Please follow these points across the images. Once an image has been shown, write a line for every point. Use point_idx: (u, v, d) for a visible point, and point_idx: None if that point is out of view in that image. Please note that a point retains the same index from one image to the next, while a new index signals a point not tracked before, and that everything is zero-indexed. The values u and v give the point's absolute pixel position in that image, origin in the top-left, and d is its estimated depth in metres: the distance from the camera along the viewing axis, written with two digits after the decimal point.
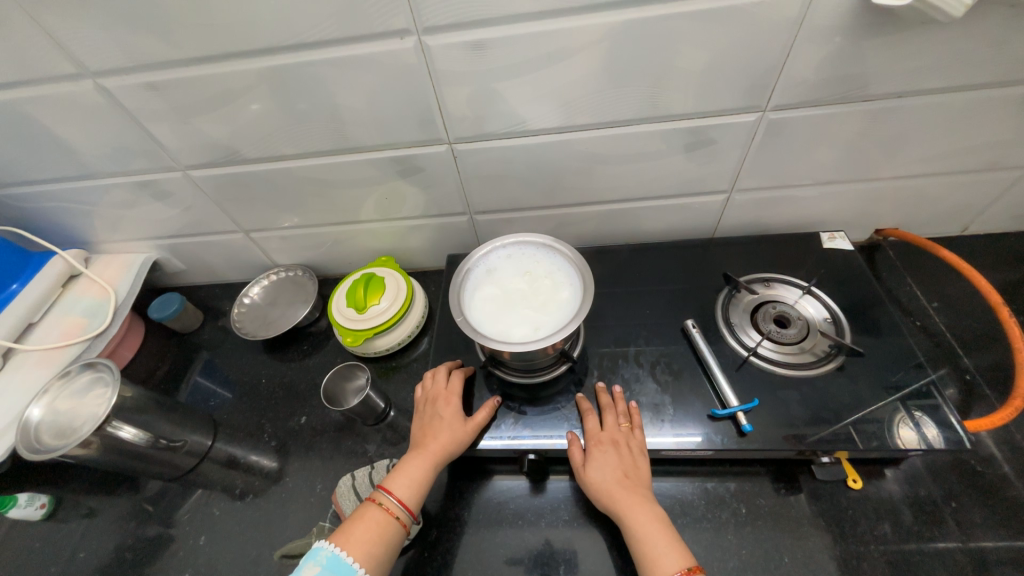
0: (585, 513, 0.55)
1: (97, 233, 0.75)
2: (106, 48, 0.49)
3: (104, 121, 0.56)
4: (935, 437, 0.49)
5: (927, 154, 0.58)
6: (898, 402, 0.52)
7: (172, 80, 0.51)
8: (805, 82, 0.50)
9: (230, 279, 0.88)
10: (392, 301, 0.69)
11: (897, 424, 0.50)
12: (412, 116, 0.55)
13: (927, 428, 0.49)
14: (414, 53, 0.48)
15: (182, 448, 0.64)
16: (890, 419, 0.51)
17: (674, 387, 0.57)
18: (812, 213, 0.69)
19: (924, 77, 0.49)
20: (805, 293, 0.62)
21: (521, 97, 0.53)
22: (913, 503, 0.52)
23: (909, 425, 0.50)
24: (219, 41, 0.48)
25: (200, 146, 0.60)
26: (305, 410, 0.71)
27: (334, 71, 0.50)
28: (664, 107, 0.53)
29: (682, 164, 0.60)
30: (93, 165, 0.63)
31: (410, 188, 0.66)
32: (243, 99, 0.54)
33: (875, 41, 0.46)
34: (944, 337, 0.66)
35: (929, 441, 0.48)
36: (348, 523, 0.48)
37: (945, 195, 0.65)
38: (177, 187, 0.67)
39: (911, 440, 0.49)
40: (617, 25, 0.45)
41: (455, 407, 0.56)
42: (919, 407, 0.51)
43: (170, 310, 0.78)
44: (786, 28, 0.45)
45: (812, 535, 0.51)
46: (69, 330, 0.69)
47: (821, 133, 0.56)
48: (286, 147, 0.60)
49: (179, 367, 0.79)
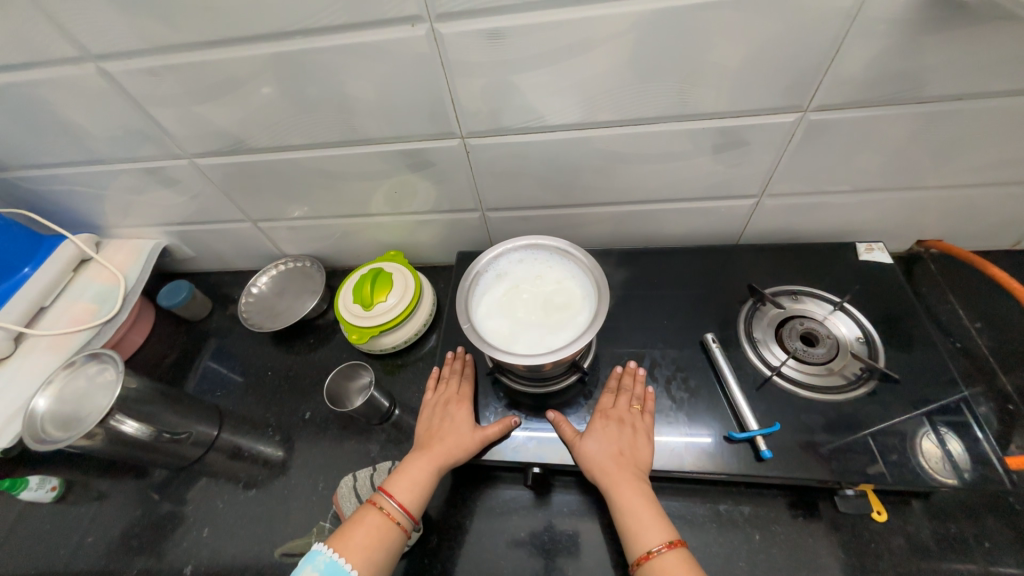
0: (590, 529, 0.53)
1: (107, 217, 0.75)
2: (106, 31, 0.46)
3: (110, 106, 0.55)
4: (956, 450, 0.47)
5: (985, 162, 0.53)
6: (924, 416, 0.50)
7: (174, 65, 0.49)
8: (853, 80, 0.45)
9: (239, 267, 0.87)
10: (399, 297, 0.67)
11: (919, 436, 0.49)
12: (422, 107, 0.52)
13: (951, 442, 0.48)
14: (426, 42, 0.45)
15: (188, 439, 0.64)
16: (916, 433, 0.49)
17: (690, 405, 0.54)
18: (848, 221, 0.64)
19: (990, 79, 0.44)
20: (836, 310, 0.58)
21: (540, 91, 0.49)
22: (941, 540, 0.49)
23: (932, 438, 0.48)
24: (221, 25, 0.45)
25: (206, 133, 0.58)
26: (310, 405, 0.70)
27: (342, 59, 0.48)
28: (694, 106, 0.49)
29: (710, 165, 0.56)
30: (100, 149, 0.62)
31: (421, 182, 0.63)
32: (248, 86, 0.51)
33: (939, 36, 0.41)
34: (986, 361, 0.61)
35: (956, 462, 0.47)
36: (348, 526, 0.46)
37: (999, 207, 0.60)
38: (185, 175, 0.65)
39: (933, 452, 0.47)
40: (647, 15, 0.41)
41: (466, 411, 0.54)
42: (946, 424, 0.49)
43: (179, 298, 0.78)
44: (837, 21, 0.40)
45: (829, 568, 0.48)
46: (80, 316, 0.69)
47: (866, 136, 0.51)
48: (293, 137, 0.57)
49: (188, 355, 0.79)
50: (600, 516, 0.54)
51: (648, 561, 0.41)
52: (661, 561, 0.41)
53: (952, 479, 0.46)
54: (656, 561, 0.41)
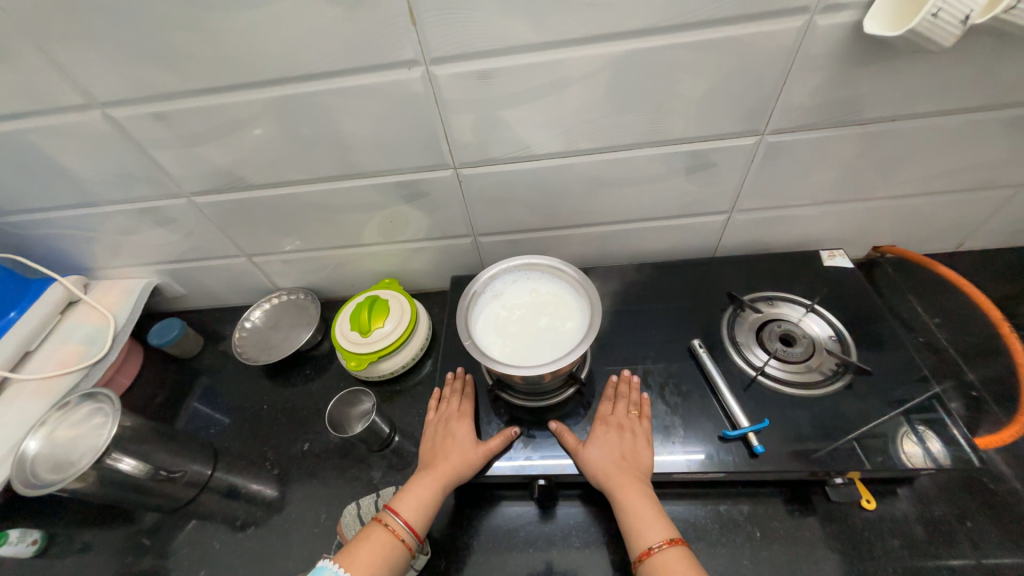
0: (598, 537, 0.54)
1: (97, 259, 0.75)
2: (113, 79, 0.49)
3: (111, 150, 0.57)
4: (938, 451, 0.50)
5: (922, 174, 0.60)
6: (901, 416, 0.53)
7: (180, 110, 0.52)
8: (802, 107, 0.51)
9: (230, 303, 0.88)
10: (396, 322, 0.69)
11: (903, 440, 0.51)
12: (417, 142, 0.56)
13: (932, 443, 0.50)
14: (421, 83, 0.49)
15: (182, 478, 0.62)
16: (896, 433, 0.52)
17: (684, 409, 0.56)
18: (811, 232, 0.70)
19: (916, 102, 0.50)
20: (809, 311, 0.63)
21: (525, 124, 0.54)
22: (926, 522, 0.51)
23: (914, 441, 0.51)
24: (228, 72, 0.48)
25: (205, 172, 0.60)
26: (308, 436, 0.69)
27: (342, 101, 0.51)
28: (666, 133, 0.54)
29: (683, 185, 0.61)
30: (96, 192, 0.63)
31: (415, 212, 0.67)
32: (249, 127, 0.54)
33: (869, 68, 0.47)
34: (947, 353, 0.66)
35: (935, 458, 0.49)
36: (354, 543, 0.47)
37: (940, 213, 0.66)
38: (181, 213, 0.67)
39: (917, 456, 0.50)
40: (619, 55, 0.47)
41: (468, 428, 0.55)
42: (922, 422, 0.52)
43: (170, 336, 0.77)
44: (782, 57, 0.46)
45: (827, 557, 0.50)
46: (67, 358, 0.68)
47: (818, 154, 0.57)
48: (292, 173, 0.60)
49: (178, 394, 0.77)
50: (605, 524, 0.55)
51: (649, 558, 0.43)
52: (663, 557, 0.43)
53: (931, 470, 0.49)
54: (657, 557, 0.43)
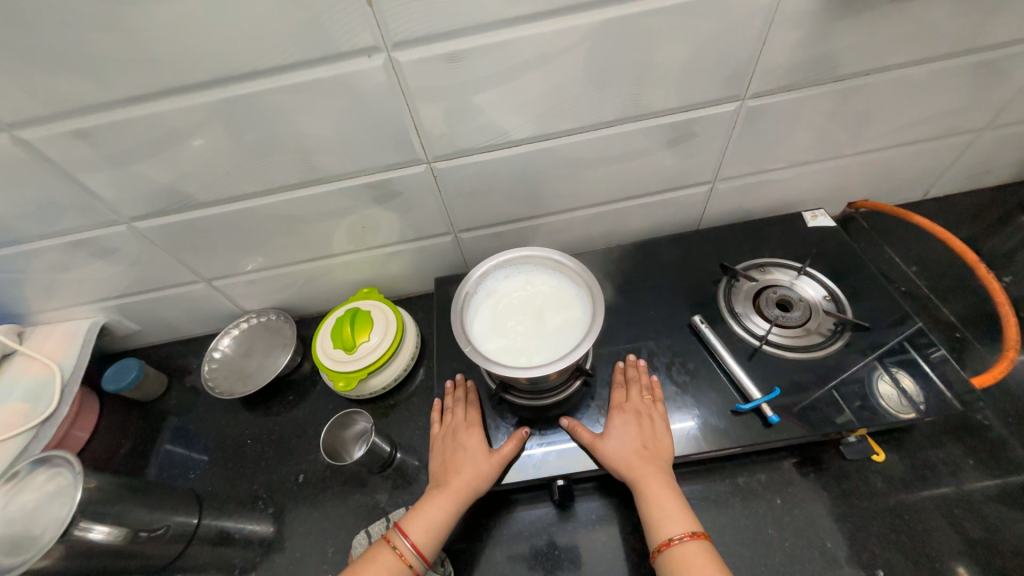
0: (622, 529, 0.53)
1: (29, 303, 0.66)
2: (18, 95, 0.42)
3: (26, 178, 0.49)
4: (911, 388, 0.52)
5: (894, 126, 0.60)
6: (875, 360, 0.55)
7: (106, 124, 0.45)
8: (782, 67, 0.50)
9: (193, 333, 0.80)
10: (383, 334, 0.64)
11: (876, 382, 0.53)
12: (385, 138, 0.51)
13: (904, 381, 0.52)
14: (383, 71, 0.45)
15: (165, 535, 0.56)
16: (871, 377, 0.53)
17: (693, 386, 0.56)
18: (791, 194, 0.70)
19: (889, 54, 0.50)
20: (801, 274, 0.63)
21: (501, 108, 0.50)
22: (931, 466, 0.53)
23: (888, 381, 0.53)
24: (158, 76, 0.42)
25: (145, 193, 0.53)
26: (301, 467, 0.64)
27: (296, 99, 0.46)
28: (647, 105, 0.52)
29: (666, 159, 0.60)
30: (15, 228, 0.55)
31: (389, 214, 0.62)
32: (191, 136, 0.48)
33: (846, 22, 0.46)
34: (928, 298, 0.68)
35: (910, 398, 0.51)
36: (359, 566, 0.45)
37: (909, 163, 0.68)
38: (122, 242, 0.59)
39: (891, 395, 0.52)
40: (595, 25, 0.44)
41: (477, 438, 0.53)
42: (894, 362, 0.54)
43: (129, 378, 0.70)
44: (760, 16, 0.45)
45: (845, 513, 0.51)
46: (9, 420, 0.60)
47: (797, 116, 0.57)
48: (247, 184, 0.54)
49: (147, 441, 0.70)
50: (626, 515, 0.54)
51: (668, 549, 0.43)
52: (682, 549, 0.42)
53: (912, 413, 0.50)
54: (677, 549, 0.42)
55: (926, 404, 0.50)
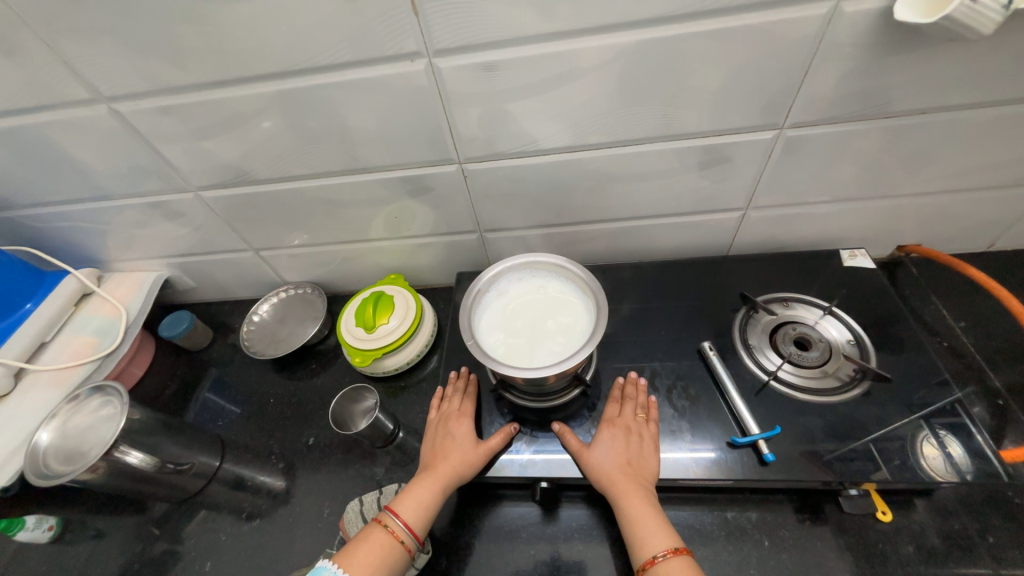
0: (601, 543, 0.53)
1: (109, 251, 0.76)
2: (118, 73, 0.49)
3: (117, 144, 0.57)
4: (959, 456, 0.48)
5: (952, 170, 0.56)
6: (922, 420, 0.51)
7: (184, 104, 0.52)
8: (825, 99, 0.48)
9: (240, 296, 0.88)
10: (401, 319, 0.68)
11: (920, 442, 0.49)
12: (422, 136, 0.55)
13: (953, 448, 0.48)
14: (425, 75, 0.48)
15: (189, 470, 0.63)
16: (914, 437, 0.49)
17: (691, 412, 0.55)
18: (830, 231, 0.67)
19: (948, 95, 0.47)
20: (826, 314, 0.61)
21: (534, 117, 0.52)
22: (946, 536, 0.50)
23: (934, 444, 0.49)
24: (229, 66, 0.48)
25: (210, 166, 0.60)
26: (314, 431, 0.69)
27: (345, 94, 0.50)
28: (679, 126, 0.52)
29: (696, 181, 0.59)
30: (104, 186, 0.63)
31: (421, 207, 0.66)
32: (253, 120, 0.54)
33: (900, 57, 0.44)
34: (974, 359, 0.63)
35: (957, 464, 0.47)
36: (354, 543, 0.47)
37: (970, 211, 0.63)
38: (189, 208, 0.67)
39: (935, 458, 0.48)
40: (629, 45, 0.44)
41: (467, 428, 0.55)
42: (944, 426, 0.50)
43: (180, 329, 0.78)
44: (803, 47, 0.44)
45: (838, 568, 0.49)
46: (80, 350, 0.70)
47: (842, 149, 0.54)
48: (296, 167, 0.60)
49: (188, 386, 0.78)
50: (608, 528, 0.54)
51: (652, 566, 0.43)
52: (666, 566, 0.42)
53: (954, 480, 0.46)
54: (661, 566, 0.42)
55: (973, 475, 0.46)
